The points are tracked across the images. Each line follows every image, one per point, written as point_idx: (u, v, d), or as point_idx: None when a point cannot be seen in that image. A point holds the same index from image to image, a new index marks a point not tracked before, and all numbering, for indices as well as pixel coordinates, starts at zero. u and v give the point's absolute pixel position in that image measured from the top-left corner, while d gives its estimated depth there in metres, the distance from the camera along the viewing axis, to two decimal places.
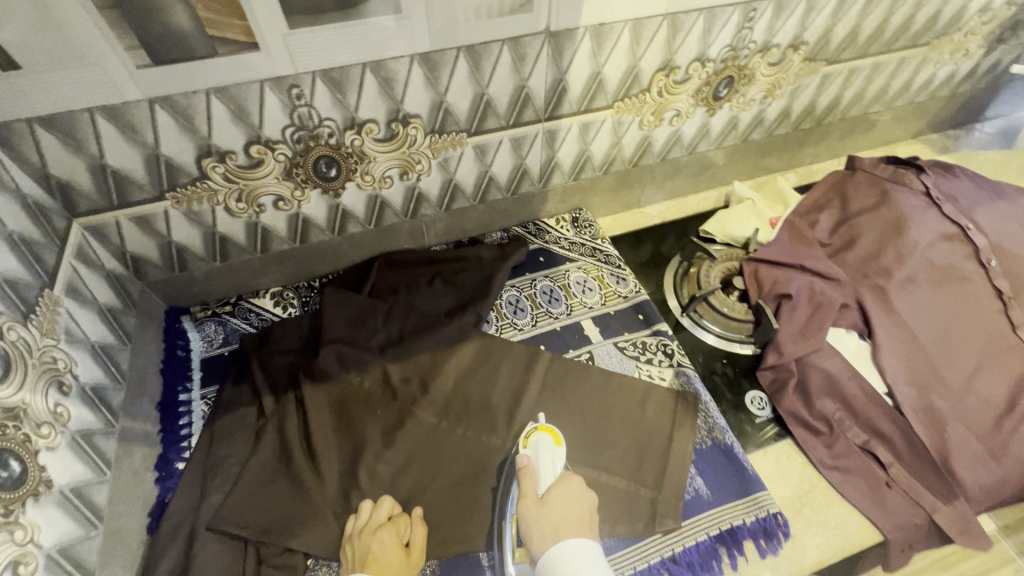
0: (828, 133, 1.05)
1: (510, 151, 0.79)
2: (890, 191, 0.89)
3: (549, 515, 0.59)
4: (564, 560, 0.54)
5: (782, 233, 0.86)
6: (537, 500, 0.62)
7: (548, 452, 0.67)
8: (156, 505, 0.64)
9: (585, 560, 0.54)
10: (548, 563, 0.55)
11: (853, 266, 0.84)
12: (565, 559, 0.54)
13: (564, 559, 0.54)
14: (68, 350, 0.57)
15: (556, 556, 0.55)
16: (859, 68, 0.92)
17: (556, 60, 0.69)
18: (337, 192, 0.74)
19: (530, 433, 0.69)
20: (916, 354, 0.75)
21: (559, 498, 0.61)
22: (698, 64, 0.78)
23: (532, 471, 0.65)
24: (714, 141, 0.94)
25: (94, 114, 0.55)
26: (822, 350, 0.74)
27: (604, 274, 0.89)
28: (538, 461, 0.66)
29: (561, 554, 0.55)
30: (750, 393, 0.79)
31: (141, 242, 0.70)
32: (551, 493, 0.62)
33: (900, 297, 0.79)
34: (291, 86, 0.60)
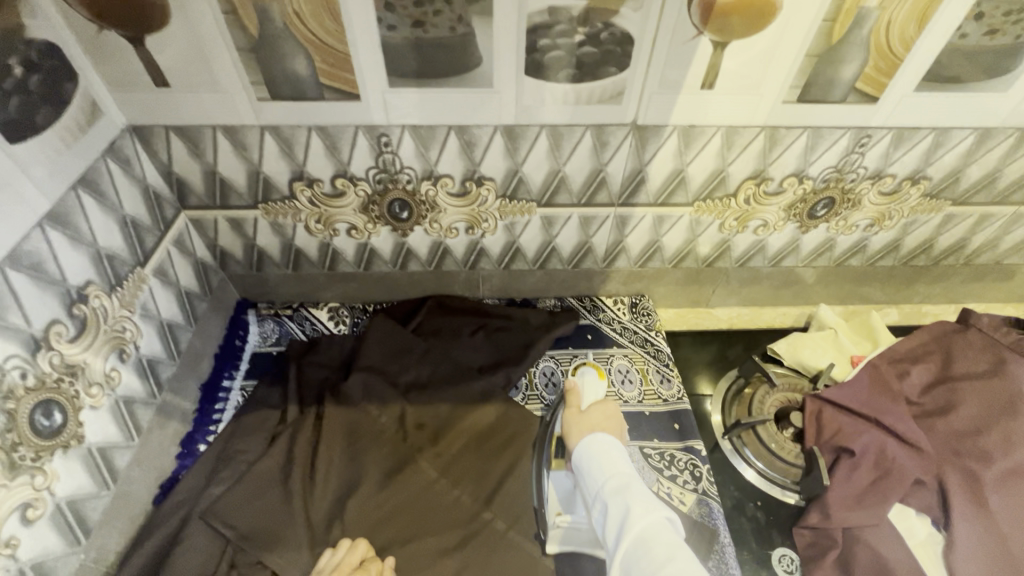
0: (945, 276, 0.92)
1: (577, 227, 0.79)
2: (1009, 360, 0.75)
3: (587, 419, 0.70)
4: (598, 442, 0.65)
5: (860, 377, 0.76)
6: (579, 410, 0.72)
7: (592, 381, 0.75)
8: (168, 479, 0.69)
9: (613, 446, 0.64)
10: (582, 447, 0.65)
11: (942, 437, 0.71)
12: (598, 441, 0.65)
13: (597, 441, 0.65)
14: (138, 323, 0.64)
15: (591, 441, 0.65)
16: (993, 215, 0.81)
17: (638, 152, 0.69)
18: (405, 232, 0.78)
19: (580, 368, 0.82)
20: (1006, 568, 0.61)
21: (597, 410, 0.71)
22: (794, 180, 0.73)
23: (577, 390, 0.74)
24: (803, 258, 0.87)
25: (216, 131, 0.64)
26: (881, 527, 0.64)
27: (649, 369, 0.84)
28: (583, 387, 0.75)
29: (594, 440, 0.65)
30: (780, 549, 0.69)
31: (231, 239, 0.78)
32: (591, 406, 0.72)
33: (996, 490, 0.66)
34: (381, 135, 0.65)
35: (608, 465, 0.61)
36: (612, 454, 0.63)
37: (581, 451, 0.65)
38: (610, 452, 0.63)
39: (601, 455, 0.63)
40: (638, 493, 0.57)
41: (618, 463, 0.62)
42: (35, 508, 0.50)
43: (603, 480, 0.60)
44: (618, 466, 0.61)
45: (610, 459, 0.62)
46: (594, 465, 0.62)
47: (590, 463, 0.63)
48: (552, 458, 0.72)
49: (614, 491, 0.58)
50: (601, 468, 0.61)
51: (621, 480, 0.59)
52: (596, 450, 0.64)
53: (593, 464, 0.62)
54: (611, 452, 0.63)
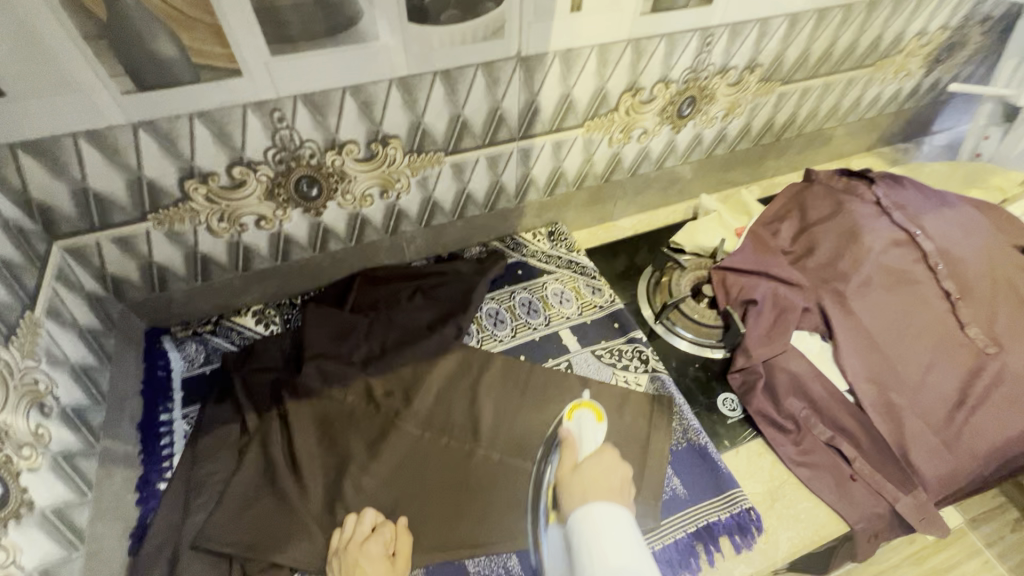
0: (786, 148, 1.11)
1: (486, 169, 0.82)
2: (844, 201, 0.95)
3: (582, 477, 0.64)
4: (592, 516, 0.58)
5: (746, 243, 0.91)
6: (572, 468, 0.67)
7: (590, 429, 0.74)
8: (136, 527, 0.64)
9: (609, 522, 0.57)
10: (576, 521, 0.58)
11: (814, 272, 0.88)
12: (592, 517, 0.58)
13: (591, 515, 0.58)
14: (49, 371, 0.57)
15: (584, 513, 0.58)
16: (811, 88, 0.98)
17: (527, 83, 0.73)
18: (318, 211, 0.76)
19: (574, 408, 0.77)
20: (874, 353, 0.81)
21: (591, 466, 0.65)
22: (662, 86, 0.83)
23: (574, 442, 0.71)
24: (680, 157, 0.99)
25: (77, 138, 0.56)
26: (787, 352, 0.79)
27: (580, 285, 0.93)
28: (580, 436, 0.73)
29: (588, 512, 0.58)
30: (722, 395, 0.82)
31: (122, 263, 0.70)
32: (584, 462, 0.66)
33: (857, 299, 0.84)
34: (273, 110, 0.62)
35: (601, 551, 0.54)
36: (604, 536, 0.56)
37: (574, 526, 0.58)
38: (604, 531, 0.56)
39: (593, 537, 0.56)
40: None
41: (612, 547, 0.55)
42: None
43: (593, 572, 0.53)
44: (612, 555, 0.54)
45: (603, 544, 0.55)
46: (583, 550, 0.55)
47: (583, 544, 0.56)
48: (549, 511, 0.66)
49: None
50: (591, 557, 0.54)
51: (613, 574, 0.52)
52: (590, 528, 0.57)
53: (584, 547, 0.56)
54: (606, 532, 0.56)
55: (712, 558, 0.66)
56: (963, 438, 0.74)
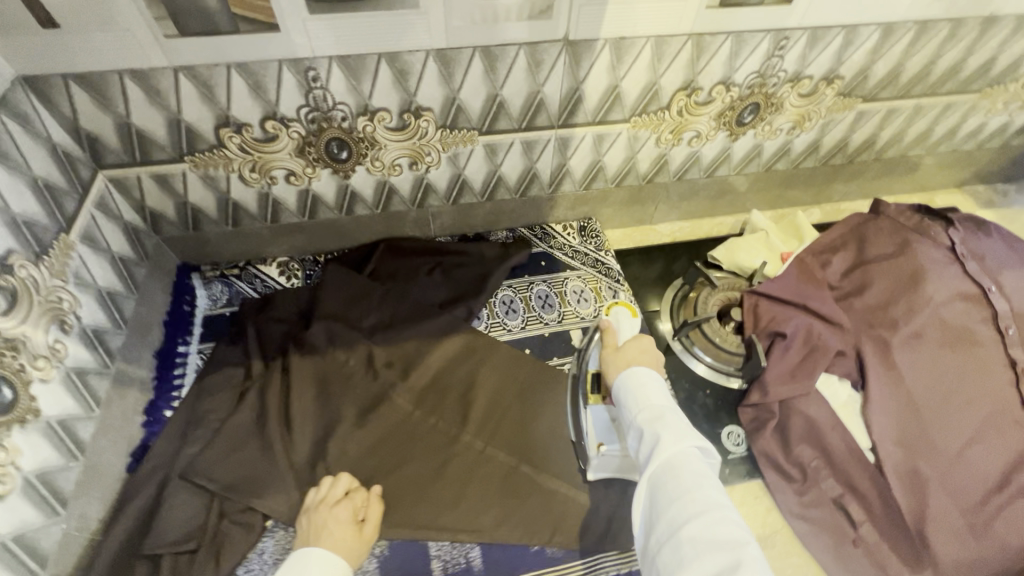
0: (859, 172, 1.01)
1: (520, 153, 0.80)
2: (912, 240, 0.85)
3: (624, 354, 0.68)
4: (635, 374, 0.63)
5: (790, 270, 0.84)
6: (615, 346, 0.70)
7: (626, 319, 0.75)
8: (138, 447, 0.69)
9: (651, 376, 0.62)
10: (620, 381, 0.64)
11: (859, 314, 0.80)
12: (635, 375, 0.63)
13: (633, 375, 0.63)
14: (75, 292, 0.61)
15: (627, 373, 0.63)
16: (898, 109, 0.88)
17: (573, 69, 0.69)
18: (347, 173, 0.76)
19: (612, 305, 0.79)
20: (909, 413, 0.73)
21: (632, 346, 0.69)
22: (722, 88, 0.76)
23: (613, 328, 0.73)
24: (735, 166, 0.92)
25: (122, 76, 0.58)
26: (810, 395, 0.73)
27: (601, 287, 0.89)
28: (619, 326, 0.74)
29: (630, 372, 0.63)
30: (728, 427, 0.78)
31: (160, 199, 0.74)
32: (627, 342, 0.70)
33: (902, 352, 0.76)
34: (308, 69, 0.62)
35: (642, 395, 0.60)
36: (647, 385, 0.61)
37: (618, 383, 0.64)
38: (645, 382, 0.61)
39: (636, 386, 0.61)
40: (673, 425, 0.56)
41: (655, 393, 0.60)
42: (3, 483, 0.49)
43: (636, 410, 0.59)
44: (653, 398, 0.60)
45: (645, 391, 0.60)
46: (628, 397, 0.61)
47: (626, 394, 0.62)
48: (589, 395, 0.72)
49: (648, 421, 0.57)
50: (635, 402, 0.60)
51: (653, 410, 0.58)
52: (632, 382, 0.62)
53: (627, 395, 0.61)
54: (648, 382, 0.61)
55: None
56: (995, 526, 0.66)
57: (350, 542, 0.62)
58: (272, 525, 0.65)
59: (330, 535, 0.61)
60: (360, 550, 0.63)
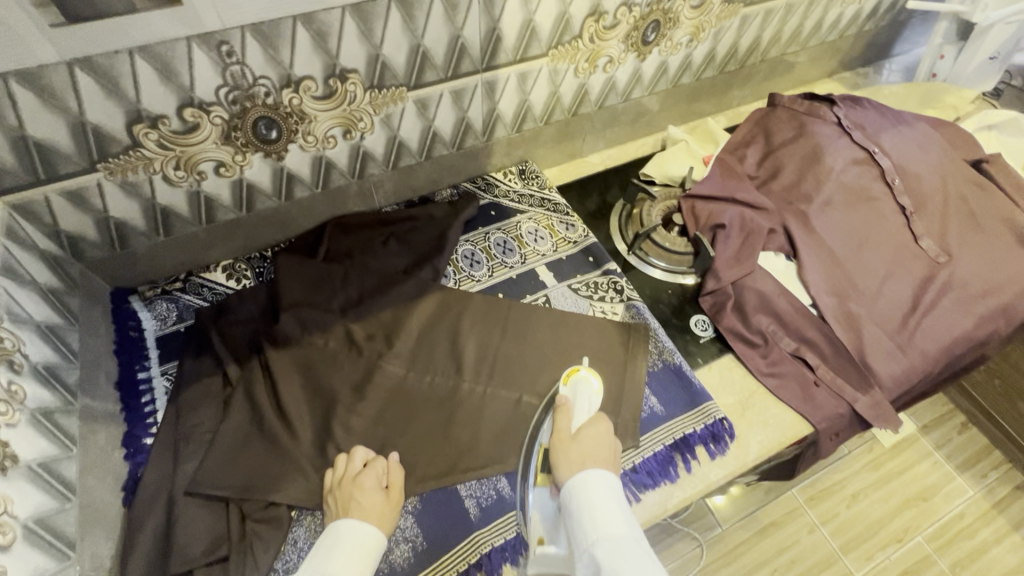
0: (751, 75, 1.11)
1: (451, 104, 0.80)
2: (807, 123, 0.96)
3: (579, 447, 0.61)
4: (590, 483, 0.56)
5: (714, 169, 0.92)
6: (569, 435, 0.63)
7: (585, 392, 0.68)
8: (128, 480, 0.64)
9: (608, 491, 0.56)
10: (573, 489, 0.57)
11: (779, 195, 0.91)
12: (589, 487, 0.56)
13: (589, 483, 0.56)
14: (14, 329, 0.56)
15: (582, 480, 0.57)
16: (774, 9, 0.98)
17: (487, 9, 0.70)
18: (279, 155, 0.73)
19: (575, 372, 0.70)
20: (835, 268, 0.84)
21: (589, 436, 0.62)
22: (625, 9, 0.81)
23: (568, 406, 0.66)
24: (647, 86, 0.98)
25: (7, 80, 0.52)
26: (755, 273, 0.83)
27: (554, 223, 0.93)
28: (576, 401, 0.67)
29: (586, 479, 0.57)
30: (694, 316, 0.85)
31: (76, 219, 0.67)
32: (582, 430, 0.63)
33: (820, 219, 0.87)
34: (220, 43, 0.58)
35: (601, 519, 0.53)
36: (604, 504, 0.55)
37: (570, 496, 0.56)
38: (604, 505, 0.55)
39: (593, 505, 0.55)
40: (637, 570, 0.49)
41: (613, 516, 0.54)
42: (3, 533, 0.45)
43: (592, 538, 0.52)
44: (611, 527, 0.53)
45: (603, 513, 0.54)
46: (581, 519, 0.54)
47: (579, 514, 0.55)
48: (537, 473, 0.64)
49: (608, 559, 0.50)
50: (590, 525, 0.53)
51: (612, 543, 0.51)
52: (590, 499, 0.55)
53: (581, 515, 0.54)
54: (604, 501, 0.55)
55: (688, 466, 0.71)
56: (915, 341, 0.79)
57: (379, 507, 0.63)
58: (298, 514, 0.65)
59: (358, 503, 0.62)
60: (393, 513, 0.64)
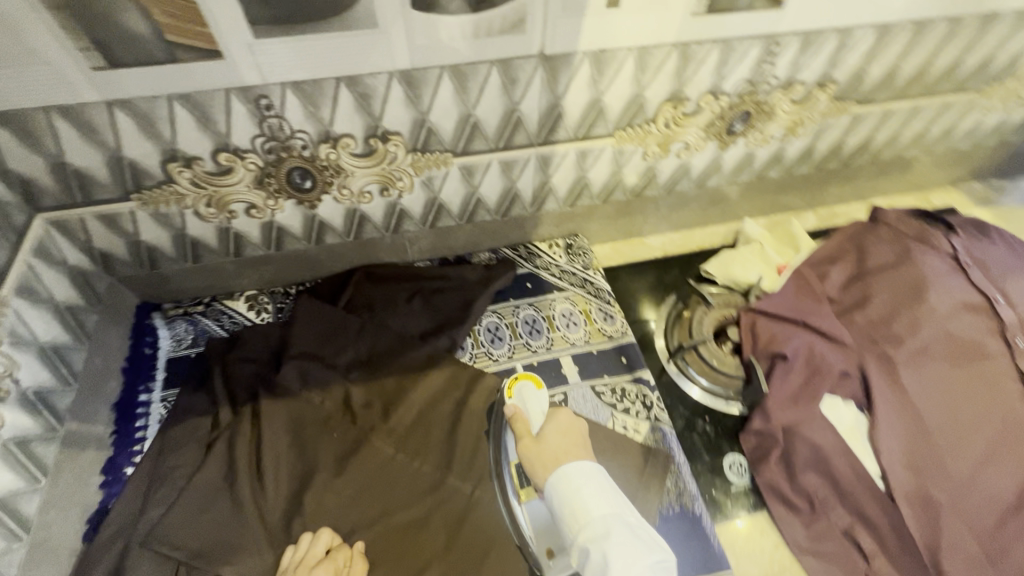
0: (854, 175, 0.97)
1: (499, 173, 0.74)
2: (913, 248, 0.81)
3: (546, 449, 0.63)
4: (567, 478, 0.59)
5: (788, 284, 0.79)
6: (533, 438, 0.66)
7: (533, 395, 0.70)
8: (96, 511, 0.63)
9: (585, 479, 0.59)
10: (552, 485, 0.59)
11: (861, 328, 0.77)
12: (567, 479, 0.59)
13: (567, 478, 0.59)
14: (11, 352, 0.56)
15: (559, 478, 0.59)
16: (894, 111, 0.84)
17: (551, 86, 0.64)
18: (313, 204, 0.71)
19: (512, 381, 0.72)
20: (917, 434, 0.69)
21: (553, 432, 0.65)
22: (711, 98, 0.72)
23: (522, 413, 0.68)
24: (726, 176, 0.88)
25: (50, 114, 0.53)
26: (815, 421, 0.69)
27: (592, 309, 0.84)
28: (527, 409, 0.69)
29: (563, 476, 0.59)
30: (729, 456, 0.74)
31: (109, 239, 0.68)
32: (545, 429, 0.66)
33: (908, 369, 0.73)
34: (259, 97, 0.56)
35: (582, 508, 0.57)
36: (583, 492, 0.58)
37: (551, 490, 0.60)
38: (582, 494, 0.57)
39: (571, 495, 0.58)
40: (620, 545, 0.53)
41: (591, 501, 0.57)
42: None
43: (578, 529, 0.56)
44: (594, 512, 0.56)
45: (583, 501, 0.57)
46: (565, 511, 0.57)
47: (564, 511, 0.58)
48: (518, 491, 0.65)
49: (593, 543, 0.54)
50: (573, 515, 0.57)
51: (598, 527, 0.55)
52: (569, 490, 0.58)
53: (564, 507, 0.58)
54: (582, 489, 0.58)
55: None
56: (1014, 552, 0.62)
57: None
58: None
59: None
60: None
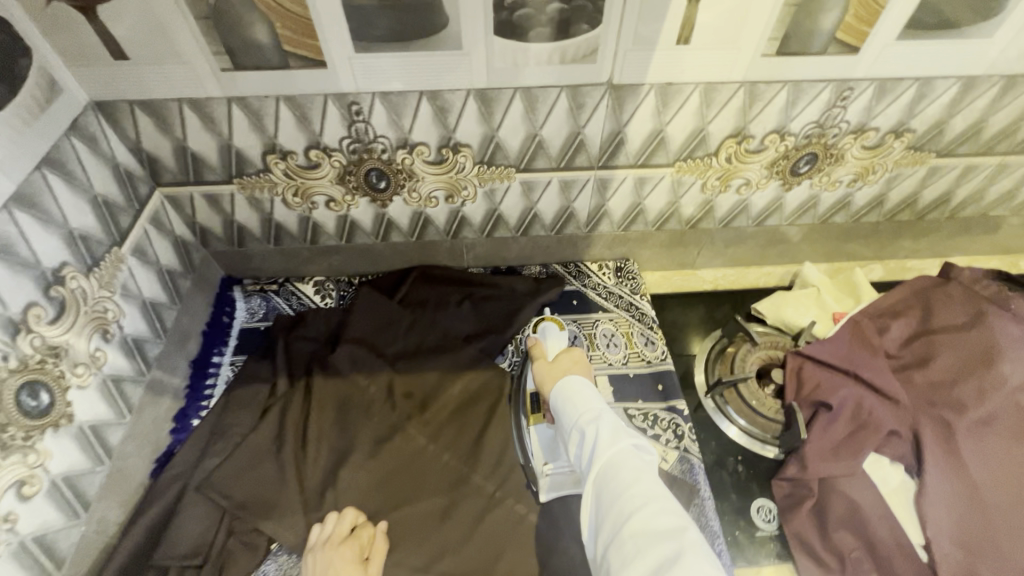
0: (930, 230, 0.93)
1: (558, 191, 0.78)
2: (988, 312, 0.76)
3: (557, 366, 0.71)
4: (570, 382, 0.65)
5: (842, 332, 0.77)
6: (547, 361, 0.73)
7: (554, 332, 0.80)
8: (163, 453, 0.71)
9: (585, 383, 0.64)
10: (557, 389, 0.66)
11: (919, 389, 0.73)
12: (570, 384, 0.65)
13: (571, 383, 0.65)
14: (120, 302, 0.64)
15: (564, 382, 0.66)
16: (978, 166, 0.80)
17: (616, 113, 0.67)
18: (384, 203, 0.78)
19: (540, 321, 0.84)
20: (971, 510, 0.64)
21: (566, 356, 0.72)
22: (776, 137, 0.72)
23: (541, 344, 0.78)
24: (787, 217, 0.87)
25: (181, 104, 0.62)
26: (855, 476, 0.67)
27: (633, 333, 0.85)
28: (547, 340, 0.79)
29: (567, 381, 0.66)
30: (759, 500, 0.71)
31: (209, 216, 0.77)
32: (559, 355, 0.73)
33: (967, 438, 0.68)
34: (352, 103, 0.63)
35: (580, 399, 0.62)
36: (582, 391, 0.63)
37: (555, 393, 0.66)
38: (582, 389, 0.63)
39: (572, 393, 0.63)
40: (609, 426, 0.58)
41: (588, 397, 0.62)
42: (30, 484, 0.51)
43: (574, 416, 0.61)
44: (591, 402, 0.61)
45: (581, 395, 0.63)
46: (565, 403, 0.63)
47: (564, 403, 0.63)
48: (528, 415, 0.75)
49: (586, 424, 0.59)
50: (572, 407, 0.62)
51: (591, 412, 0.60)
52: (570, 387, 0.64)
53: (564, 402, 0.63)
54: (582, 388, 0.64)
55: None
56: None
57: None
58: (276, 549, 0.66)
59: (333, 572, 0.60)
60: None
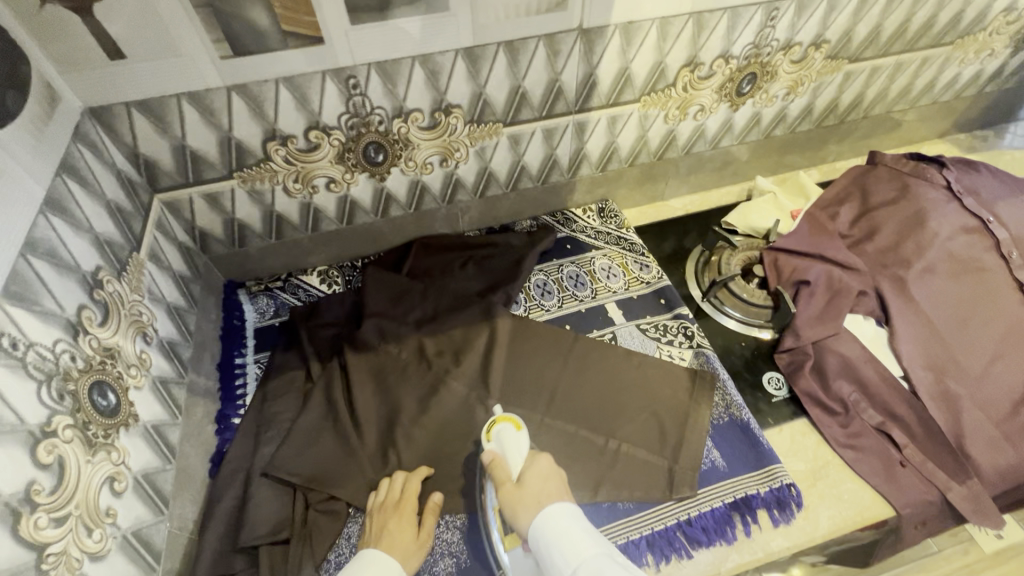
0: (852, 131, 1.07)
1: (542, 141, 0.85)
2: (910, 185, 0.92)
3: (525, 491, 0.61)
4: (554, 519, 0.57)
5: (803, 225, 0.89)
6: (513, 484, 0.62)
7: (512, 438, 0.67)
8: (215, 453, 0.71)
9: (573, 520, 0.57)
10: (539, 530, 0.57)
11: (873, 256, 0.86)
12: (555, 521, 0.56)
13: (555, 519, 0.57)
14: (151, 307, 0.65)
15: (546, 518, 0.57)
16: (882, 66, 0.95)
17: (587, 56, 0.75)
18: (382, 176, 0.81)
19: (492, 425, 0.69)
20: (932, 340, 0.78)
21: (534, 475, 0.62)
22: (722, 61, 0.82)
23: (501, 460, 0.65)
24: (737, 136, 0.98)
25: (181, 99, 0.63)
26: (840, 335, 0.78)
27: (628, 261, 0.94)
28: (505, 451, 0.66)
29: (550, 518, 0.57)
30: (768, 373, 0.82)
31: (209, 218, 0.78)
32: (525, 474, 0.63)
33: (918, 285, 0.82)
34: (349, 77, 0.67)
35: (575, 546, 0.54)
36: (572, 532, 0.55)
37: (537, 537, 0.56)
38: (571, 531, 0.56)
39: (562, 536, 0.55)
40: None
41: (581, 540, 0.55)
42: (119, 481, 0.52)
43: (571, 569, 0.53)
44: (586, 549, 0.54)
45: (573, 539, 0.55)
46: (554, 551, 0.54)
47: (553, 551, 0.55)
48: (503, 538, 0.63)
49: None
50: (566, 555, 0.54)
51: (592, 565, 0.52)
52: (556, 530, 0.56)
53: (553, 549, 0.55)
54: (571, 530, 0.56)
55: (747, 530, 0.67)
56: None
57: (406, 546, 0.62)
58: (354, 511, 0.68)
59: (387, 534, 0.63)
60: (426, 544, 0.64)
